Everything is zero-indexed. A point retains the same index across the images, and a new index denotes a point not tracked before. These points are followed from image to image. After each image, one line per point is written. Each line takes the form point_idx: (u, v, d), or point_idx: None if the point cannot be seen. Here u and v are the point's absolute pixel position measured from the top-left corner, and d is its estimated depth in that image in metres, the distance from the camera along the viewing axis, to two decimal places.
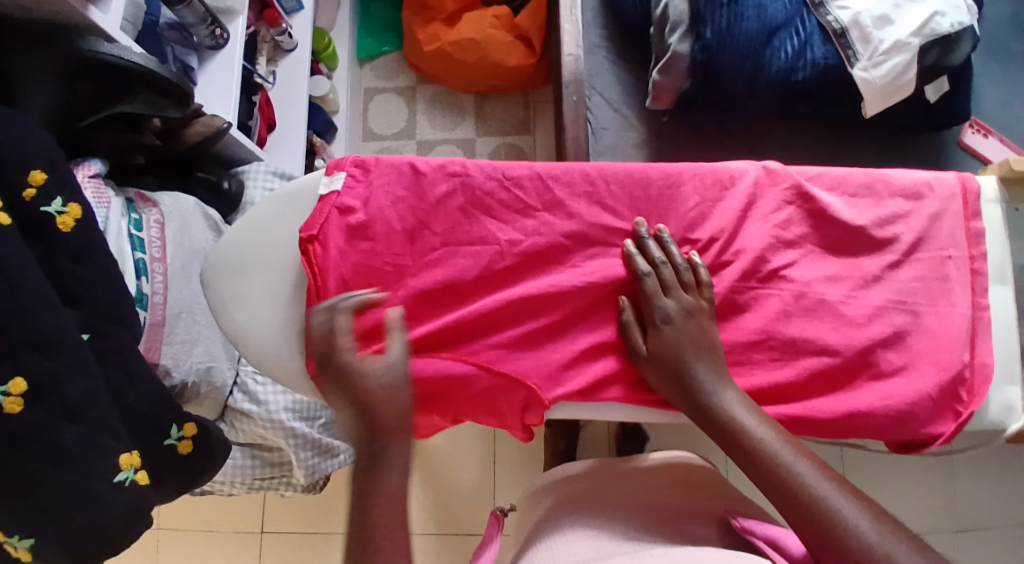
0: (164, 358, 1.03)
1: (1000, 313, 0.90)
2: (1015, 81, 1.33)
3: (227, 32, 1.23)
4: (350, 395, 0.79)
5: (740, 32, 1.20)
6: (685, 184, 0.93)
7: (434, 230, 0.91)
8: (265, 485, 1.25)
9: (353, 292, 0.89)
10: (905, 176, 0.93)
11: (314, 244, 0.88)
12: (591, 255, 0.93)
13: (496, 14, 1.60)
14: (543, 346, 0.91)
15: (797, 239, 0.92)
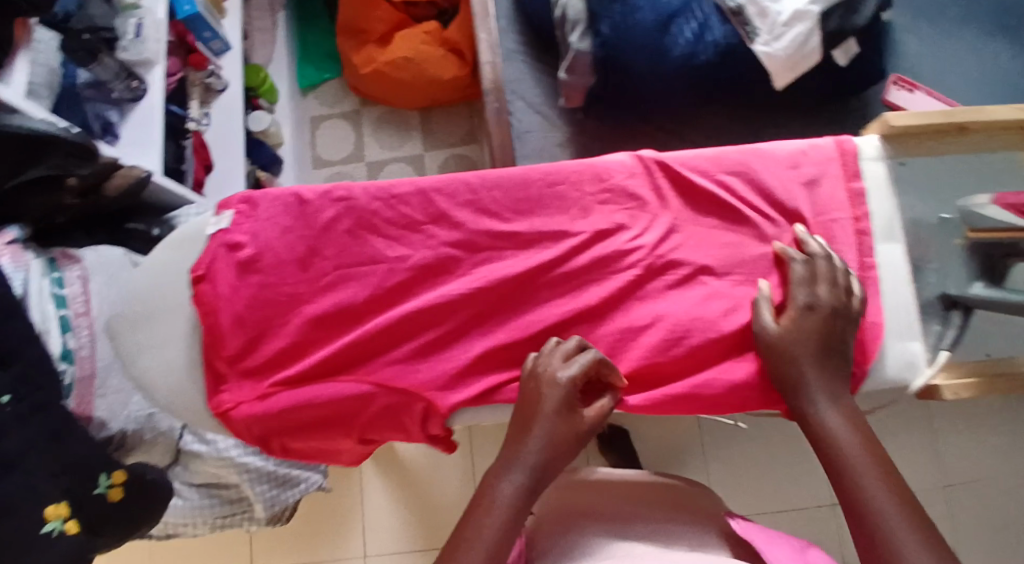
0: (99, 410, 1.07)
1: (890, 270, 0.91)
2: (935, 32, 1.32)
3: (146, 82, 1.25)
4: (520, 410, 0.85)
5: (635, 24, 1.20)
6: (564, 181, 0.94)
7: (326, 255, 0.91)
8: (228, 522, 1.28)
9: (248, 325, 0.90)
10: (784, 147, 0.94)
11: (202, 284, 0.91)
12: (480, 262, 0.92)
13: (426, 29, 1.60)
14: (441, 356, 0.91)
15: (675, 220, 0.93)
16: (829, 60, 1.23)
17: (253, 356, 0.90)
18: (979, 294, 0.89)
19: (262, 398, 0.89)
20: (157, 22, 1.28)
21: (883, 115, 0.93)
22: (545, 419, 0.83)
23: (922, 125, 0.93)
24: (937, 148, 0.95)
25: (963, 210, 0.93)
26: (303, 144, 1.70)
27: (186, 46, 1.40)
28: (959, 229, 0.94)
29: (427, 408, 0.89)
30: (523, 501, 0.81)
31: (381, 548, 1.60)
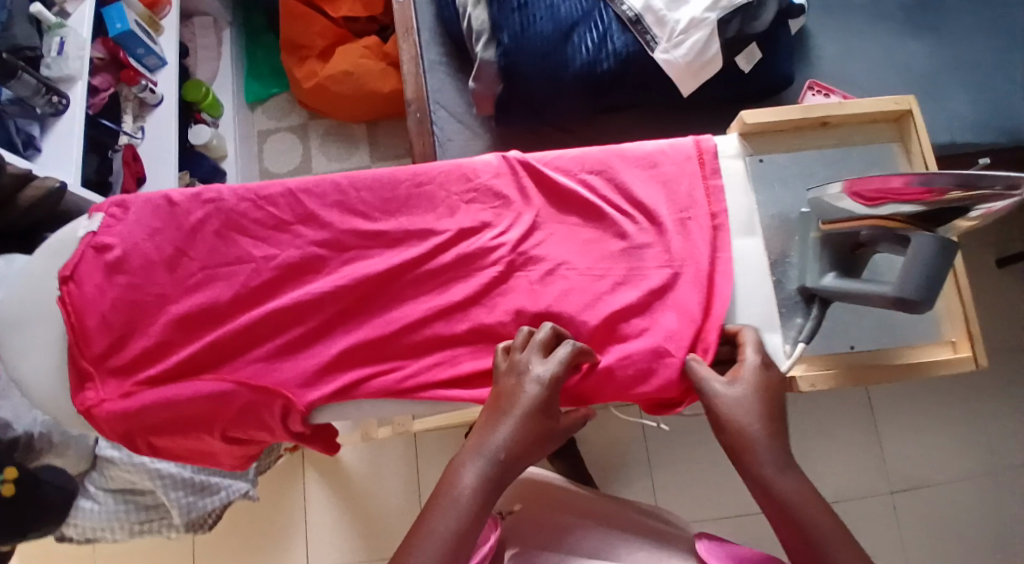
0: (3, 410, 1.15)
1: (746, 258, 1.00)
2: (850, 34, 1.33)
3: (67, 97, 1.30)
4: (495, 400, 0.84)
5: (534, 33, 1.23)
6: (430, 181, 0.97)
7: (193, 256, 0.96)
8: (147, 528, 1.32)
9: (116, 324, 0.94)
10: (643, 146, 1.00)
11: (71, 284, 0.94)
12: (345, 260, 0.95)
13: (365, 44, 1.64)
14: (301, 354, 0.94)
15: (537, 215, 0.97)
16: (734, 65, 1.25)
17: (120, 355, 0.94)
18: (832, 286, 0.95)
19: (127, 396, 0.92)
20: (81, 40, 1.33)
21: (739, 115, 1.03)
22: (521, 412, 0.83)
23: (776, 122, 1.03)
24: (797, 143, 1.06)
25: (816, 202, 0.98)
26: (250, 157, 1.74)
27: (118, 63, 1.45)
28: (815, 222, 0.99)
29: (286, 407, 0.92)
30: (488, 490, 0.80)
31: (322, 558, 1.59)
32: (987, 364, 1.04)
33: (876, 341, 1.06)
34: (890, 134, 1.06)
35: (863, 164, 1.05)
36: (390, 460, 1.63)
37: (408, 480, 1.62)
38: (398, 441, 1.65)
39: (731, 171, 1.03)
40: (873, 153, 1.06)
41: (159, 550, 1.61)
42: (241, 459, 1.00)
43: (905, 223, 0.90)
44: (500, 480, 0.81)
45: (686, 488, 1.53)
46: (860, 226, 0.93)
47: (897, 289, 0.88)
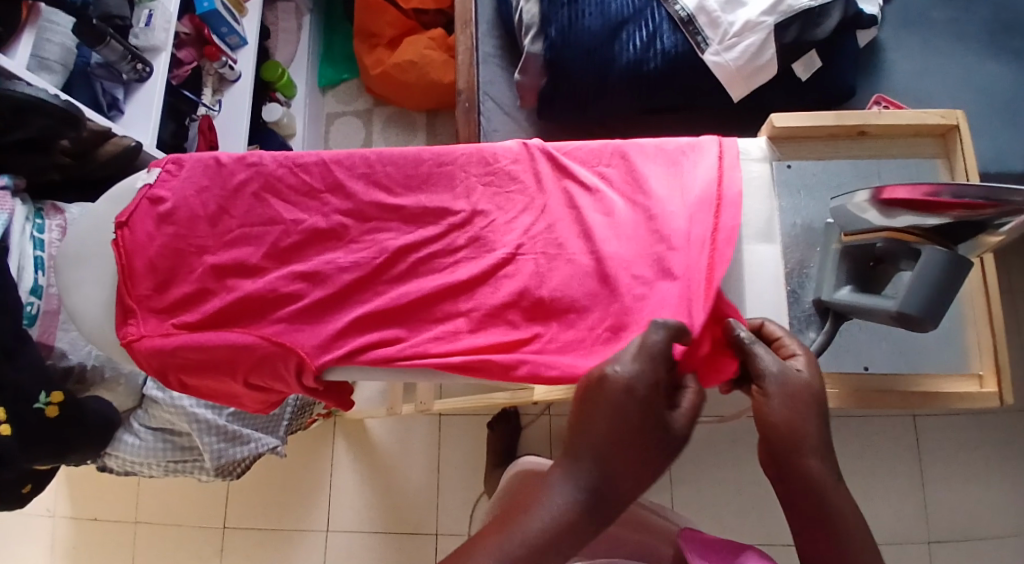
0: (59, 341, 1.24)
1: (762, 266, 0.98)
2: (917, 53, 1.30)
3: (151, 66, 1.41)
4: (589, 409, 0.78)
5: (581, 29, 1.26)
6: (452, 162, 1.03)
7: (233, 215, 1.03)
8: (180, 467, 1.42)
9: (160, 268, 1.02)
10: (668, 144, 1.01)
11: (124, 230, 1.03)
12: (366, 230, 1.02)
13: (432, 36, 1.71)
14: (317, 314, 1.00)
15: (550, 201, 1.00)
16: (791, 73, 1.25)
17: (162, 297, 1.01)
18: (843, 300, 0.91)
19: (164, 335, 0.99)
20: (167, 13, 1.44)
21: (768, 118, 1.00)
22: (624, 431, 0.76)
23: (807, 128, 1.00)
24: (830, 153, 1.02)
25: (839, 210, 0.93)
26: (317, 138, 1.83)
27: (203, 38, 1.54)
28: (837, 234, 0.95)
29: (299, 364, 0.98)
30: (585, 507, 0.76)
31: (342, 524, 1.68)
32: (1013, 402, 0.98)
33: (894, 365, 0.99)
34: (931, 148, 1.01)
35: (898, 177, 1.00)
36: (416, 440, 1.70)
37: (429, 459, 1.68)
38: (425, 420, 1.71)
39: (755, 176, 1.01)
40: (910, 166, 1.01)
41: (197, 497, 1.74)
42: (262, 406, 1.05)
43: (921, 237, 0.84)
44: (598, 498, 0.76)
45: (708, 505, 1.52)
46: (877, 238, 0.88)
47: (899, 304, 0.84)
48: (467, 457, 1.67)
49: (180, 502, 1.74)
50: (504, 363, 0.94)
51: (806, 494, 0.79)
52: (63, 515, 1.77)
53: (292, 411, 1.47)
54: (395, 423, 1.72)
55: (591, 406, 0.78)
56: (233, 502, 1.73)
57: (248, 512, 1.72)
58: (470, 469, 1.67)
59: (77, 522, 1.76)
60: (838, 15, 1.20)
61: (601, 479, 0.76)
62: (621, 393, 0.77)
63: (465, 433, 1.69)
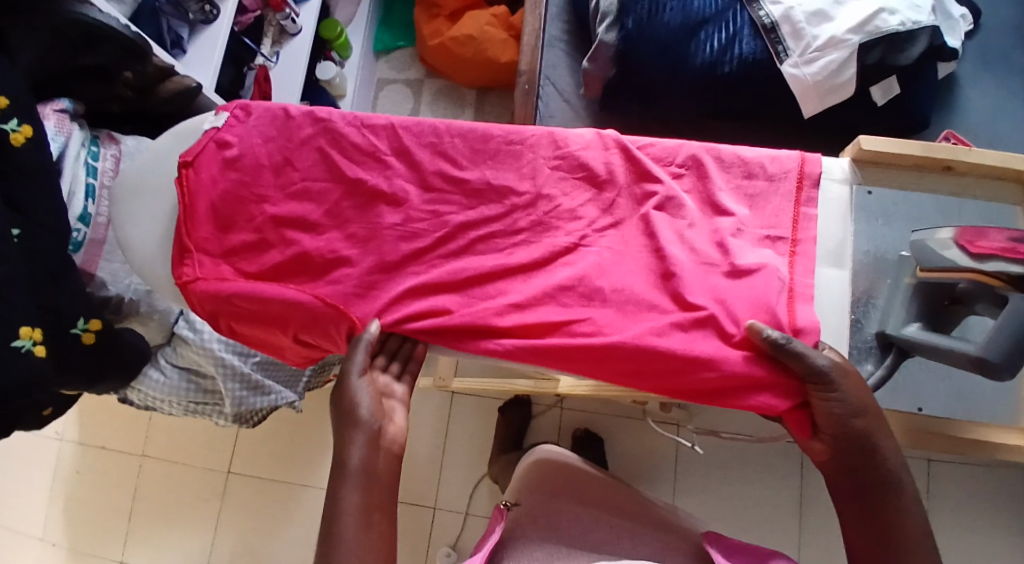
0: (100, 272, 1.25)
1: (829, 289, 0.97)
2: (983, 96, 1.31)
3: (219, 8, 1.38)
4: (340, 426, 0.92)
5: (660, 23, 1.28)
6: (522, 142, 1.02)
7: (297, 167, 1.03)
8: (200, 409, 1.44)
9: (221, 214, 1.02)
10: (743, 152, 1.00)
11: (188, 169, 1.03)
12: (430, 200, 1.02)
13: (495, 12, 1.70)
14: (371, 277, 1.00)
15: (617, 195, 1.00)
16: (867, 95, 1.28)
17: (220, 242, 1.02)
18: (911, 337, 0.92)
19: (219, 279, 1.00)
20: None
21: (856, 139, 0.99)
22: (374, 436, 0.91)
23: (893, 154, 0.99)
24: (911, 183, 1.02)
25: (920, 244, 0.93)
26: (364, 102, 1.82)
27: None
28: (911, 267, 0.95)
29: (350, 326, 0.99)
30: (378, 493, 0.90)
31: None
32: None
33: (949, 409, 0.98)
34: (1013, 195, 1.01)
35: (977, 218, 1.00)
36: (427, 415, 1.69)
37: (438, 435, 1.69)
38: (437, 395, 1.71)
39: (832, 197, 0.99)
40: (991, 212, 1.00)
41: (203, 441, 1.75)
42: (304, 360, 1.07)
43: (1007, 284, 0.84)
44: (383, 485, 0.91)
45: (712, 516, 1.53)
46: (959, 278, 0.89)
47: (980, 349, 0.85)
48: (476, 437, 1.68)
49: (187, 445, 1.75)
50: (551, 344, 0.95)
51: (869, 478, 0.88)
52: (71, 441, 1.78)
53: (314, 368, 1.49)
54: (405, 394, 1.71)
55: (339, 421, 0.92)
56: (239, 451, 1.73)
57: (252, 463, 1.72)
58: (478, 451, 1.67)
59: (83, 449, 1.77)
60: (924, 44, 1.23)
61: (374, 466, 0.90)
62: (357, 410, 0.92)
63: (474, 413, 1.70)
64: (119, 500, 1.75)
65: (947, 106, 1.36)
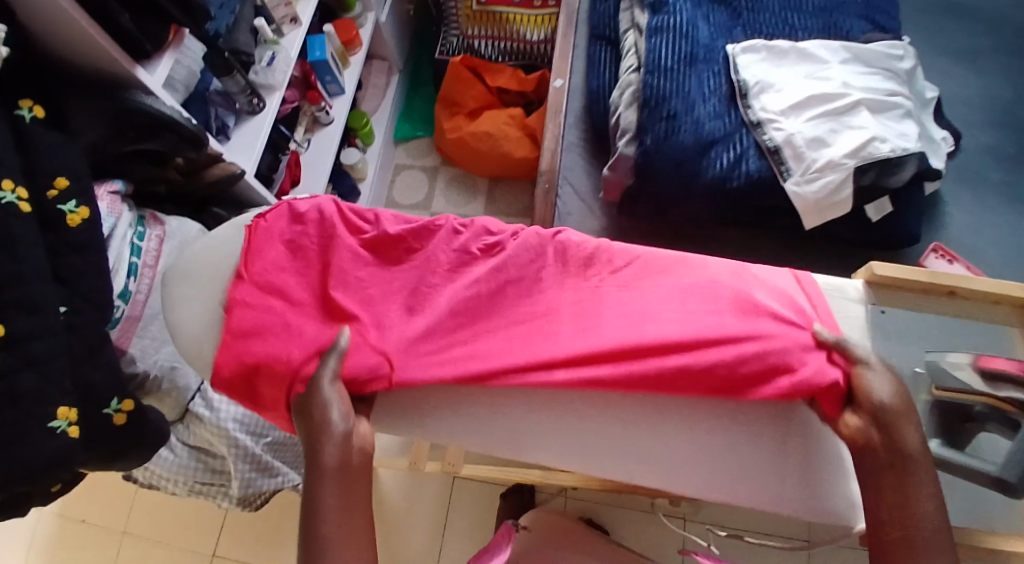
0: (133, 347, 1.30)
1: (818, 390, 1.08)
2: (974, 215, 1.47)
3: (265, 101, 1.45)
4: (311, 426, 1.01)
5: (676, 142, 1.37)
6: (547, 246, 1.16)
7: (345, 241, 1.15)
8: (204, 489, 1.46)
9: (278, 331, 1.09)
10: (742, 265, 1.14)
11: (261, 221, 1.16)
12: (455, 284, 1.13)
13: (511, 113, 1.79)
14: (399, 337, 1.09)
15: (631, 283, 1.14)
16: (862, 212, 1.37)
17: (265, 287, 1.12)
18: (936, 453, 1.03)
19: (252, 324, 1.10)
20: (288, 59, 1.48)
21: (869, 265, 1.10)
22: (345, 438, 1.00)
23: (906, 279, 1.10)
24: (921, 305, 1.13)
25: (933, 365, 1.07)
26: (382, 184, 1.89)
27: (307, 83, 1.61)
28: (926, 385, 1.08)
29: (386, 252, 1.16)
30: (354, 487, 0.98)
31: None
32: None
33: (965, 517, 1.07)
34: (1010, 318, 1.12)
35: (979, 343, 1.12)
36: (429, 500, 1.71)
37: (435, 520, 1.70)
38: (438, 480, 1.73)
39: (852, 315, 1.10)
40: (989, 334, 1.12)
41: (190, 519, 1.74)
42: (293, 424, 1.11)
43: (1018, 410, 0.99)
44: (358, 479, 0.99)
45: None
46: (975, 401, 1.02)
47: (1000, 469, 0.99)
48: (476, 524, 1.69)
49: (172, 524, 1.74)
50: None
51: None
52: (52, 512, 1.76)
53: None
54: (407, 476, 1.73)
55: (310, 429, 1.01)
56: (225, 530, 1.72)
57: (241, 543, 1.71)
58: (477, 537, 1.68)
59: (63, 521, 1.75)
60: (913, 168, 1.31)
61: None
62: (327, 419, 1.01)
63: (474, 500, 1.71)
64: None
65: (933, 219, 1.47)
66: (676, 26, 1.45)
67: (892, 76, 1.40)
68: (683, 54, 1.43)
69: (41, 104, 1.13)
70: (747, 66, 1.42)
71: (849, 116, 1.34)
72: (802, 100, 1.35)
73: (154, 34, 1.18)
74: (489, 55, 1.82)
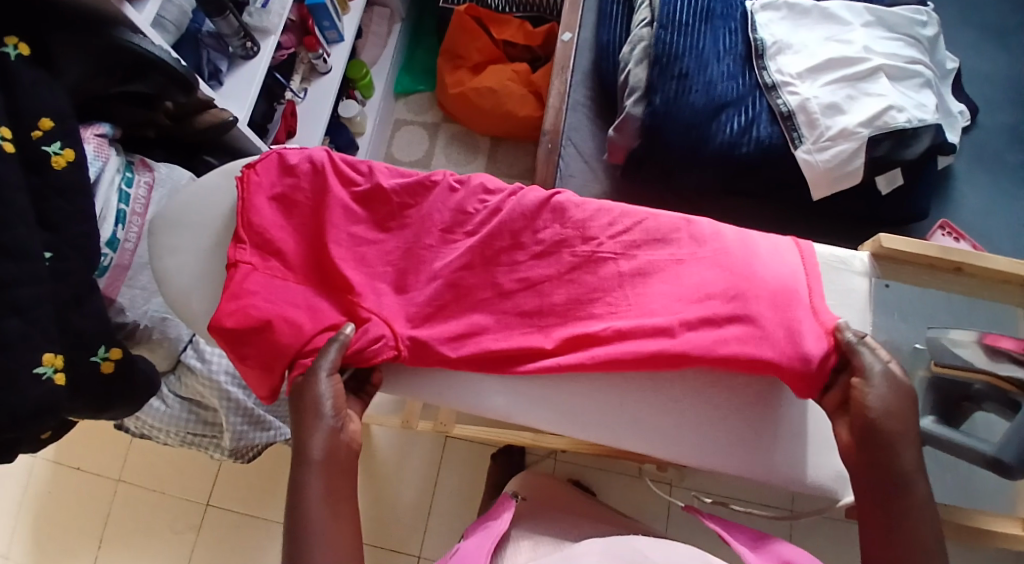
0: (121, 297, 1.28)
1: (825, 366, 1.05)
2: (981, 190, 1.43)
3: (259, 46, 1.41)
4: (302, 421, 0.99)
5: (685, 104, 1.34)
6: (545, 210, 1.12)
7: (339, 202, 1.11)
8: (195, 440, 1.45)
9: (277, 290, 1.07)
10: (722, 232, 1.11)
11: (251, 171, 1.11)
12: (452, 249, 1.11)
13: (516, 69, 1.74)
14: (397, 310, 1.09)
15: (629, 250, 1.10)
16: (872, 184, 1.33)
17: (265, 243, 1.09)
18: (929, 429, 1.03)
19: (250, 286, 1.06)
20: (284, 2, 1.45)
21: (875, 236, 1.08)
22: (335, 431, 0.98)
23: (912, 252, 1.08)
24: (926, 281, 1.11)
25: (934, 341, 1.04)
26: (381, 140, 1.85)
27: (304, 27, 1.55)
28: (925, 361, 1.07)
29: (386, 213, 1.12)
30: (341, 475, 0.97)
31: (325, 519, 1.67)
32: None
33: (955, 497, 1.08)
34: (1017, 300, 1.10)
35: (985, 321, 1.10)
36: (418, 458, 1.70)
37: (425, 480, 1.69)
38: (428, 439, 1.72)
39: (853, 288, 1.09)
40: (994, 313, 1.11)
41: (180, 469, 1.73)
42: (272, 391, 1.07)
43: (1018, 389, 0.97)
44: (345, 468, 0.98)
45: None
46: (973, 380, 1.01)
47: (996, 450, 0.98)
48: (465, 484, 1.68)
49: (164, 476, 1.73)
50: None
51: None
52: (45, 458, 1.75)
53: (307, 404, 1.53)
54: (399, 434, 1.72)
55: (300, 417, 0.99)
56: (217, 482, 1.72)
57: (232, 495, 1.71)
58: (466, 497, 1.67)
59: (57, 468, 1.75)
60: (927, 141, 1.28)
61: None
62: (319, 413, 0.98)
63: (466, 460, 1.70)
64: (89, 523, 1.71)
65: (942, 196, 1.44)
66: None
67: (914, 43, 1.35)
68: (700, 9, 1.40)
69: (27, 42, 1.08)
70: (767, 24, 1.37)
71: (867, 83, 1.30)
72: (820, 63, 1.31)
73: None
74: (498, 5, 1.76)
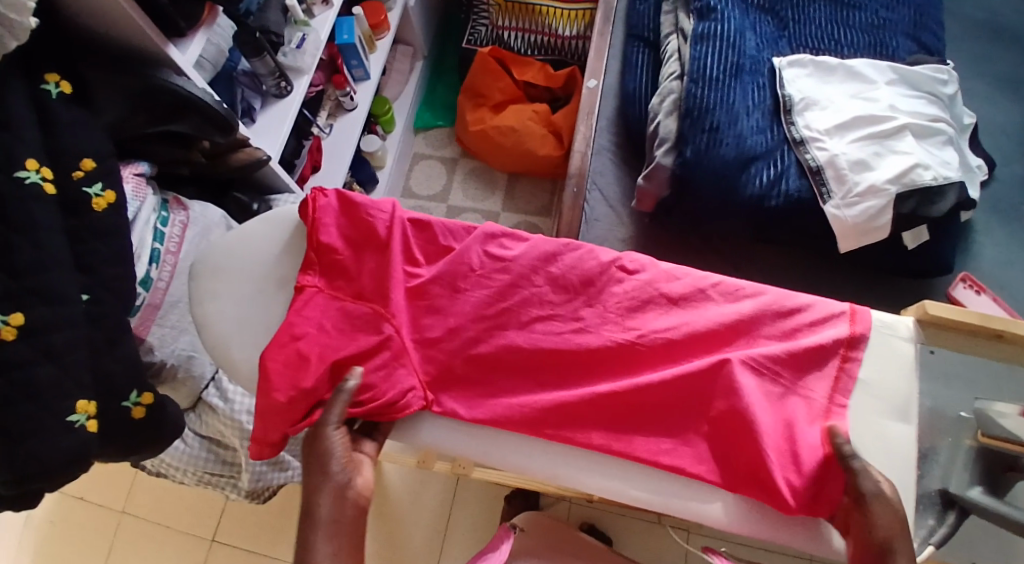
0: (151, 336, 1.25)
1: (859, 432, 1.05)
2: (1010, 244, 1.43)
3: (293, 84, 1.40)
4: (309, 469, 0.98)
5: (717, 156, 1.34)
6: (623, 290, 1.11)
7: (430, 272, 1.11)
8: (213, 481, 1.43)
9: (335, 317, 1.08)
10: (793, 297, 1.11)
11: (319, 195, 1.12)
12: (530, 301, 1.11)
13: (536, 109, 1.75)
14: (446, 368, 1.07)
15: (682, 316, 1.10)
16: (898, 239, 1.33)
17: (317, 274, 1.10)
18: (975, 498, 1.01)
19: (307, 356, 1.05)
20: (319, 41, 1.44)
21: (921, 301, 1.10)
22: (342, 488, 0.97)
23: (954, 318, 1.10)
24: (970, 349, 1.11)
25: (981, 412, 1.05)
26: (399, 173, 1.85)
27: (333, 66, 1.57)
28: (972, 429, 1.06)
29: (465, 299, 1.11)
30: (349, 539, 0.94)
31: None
32: None
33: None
34: None
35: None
36: (432, 497, 1.69)
37: (439, 519, 1.67)
38: (442, 478, 1.71)
39: (899, 352, 1.09)
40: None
41: (186, 504, 1.71)
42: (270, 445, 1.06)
43: None
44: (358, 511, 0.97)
45: None
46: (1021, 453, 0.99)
47: None
48: (479, 523, 1.67)
49: (173, 511, 1.70)
50: None
51: None
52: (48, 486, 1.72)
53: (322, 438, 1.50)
54: (412, 473, 1.71)
55: (309, 469, 0.98)
56: (225, 519, 1.69)
57: (239, 534, 1.68)
58: (477, 539, 1.66)
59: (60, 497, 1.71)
60: (953, 198, 1.28)
61: None
62: (330, 464, 0.97)
63: (479, 501, 1.69)
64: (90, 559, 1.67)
65: (962, 247, 1.44)
66: (724, 35, 1.41)
67: (936, 100, 1.37)
68: (730, 65, 1.40)
69: (68, 79, 1.08)
70: (794, 80, 1.39)
71: (893, 140, 1.31)
72: (847, 120, 1.33)
73: (189, 11, 1.14)
74: (520, 49, 1.79)
